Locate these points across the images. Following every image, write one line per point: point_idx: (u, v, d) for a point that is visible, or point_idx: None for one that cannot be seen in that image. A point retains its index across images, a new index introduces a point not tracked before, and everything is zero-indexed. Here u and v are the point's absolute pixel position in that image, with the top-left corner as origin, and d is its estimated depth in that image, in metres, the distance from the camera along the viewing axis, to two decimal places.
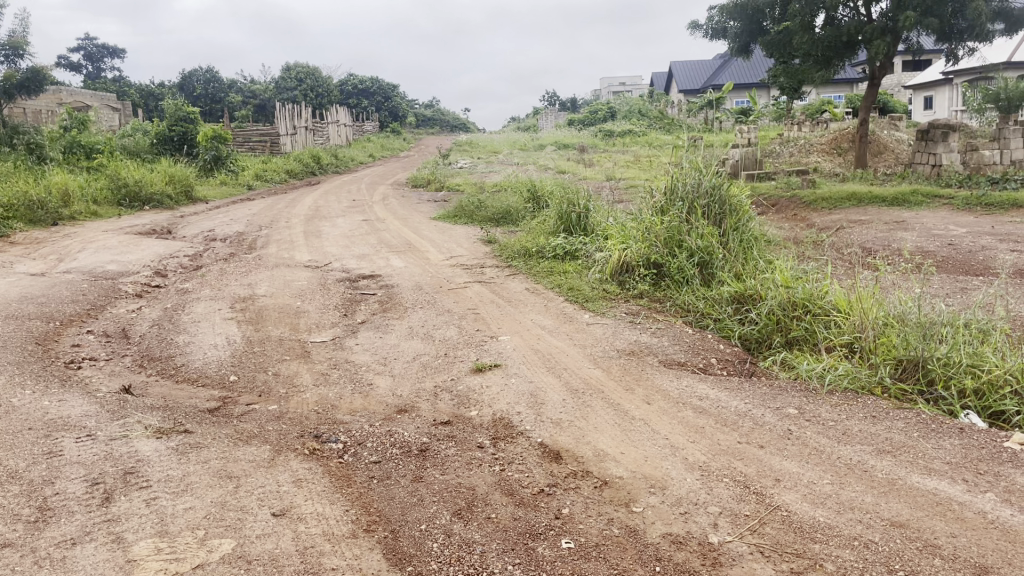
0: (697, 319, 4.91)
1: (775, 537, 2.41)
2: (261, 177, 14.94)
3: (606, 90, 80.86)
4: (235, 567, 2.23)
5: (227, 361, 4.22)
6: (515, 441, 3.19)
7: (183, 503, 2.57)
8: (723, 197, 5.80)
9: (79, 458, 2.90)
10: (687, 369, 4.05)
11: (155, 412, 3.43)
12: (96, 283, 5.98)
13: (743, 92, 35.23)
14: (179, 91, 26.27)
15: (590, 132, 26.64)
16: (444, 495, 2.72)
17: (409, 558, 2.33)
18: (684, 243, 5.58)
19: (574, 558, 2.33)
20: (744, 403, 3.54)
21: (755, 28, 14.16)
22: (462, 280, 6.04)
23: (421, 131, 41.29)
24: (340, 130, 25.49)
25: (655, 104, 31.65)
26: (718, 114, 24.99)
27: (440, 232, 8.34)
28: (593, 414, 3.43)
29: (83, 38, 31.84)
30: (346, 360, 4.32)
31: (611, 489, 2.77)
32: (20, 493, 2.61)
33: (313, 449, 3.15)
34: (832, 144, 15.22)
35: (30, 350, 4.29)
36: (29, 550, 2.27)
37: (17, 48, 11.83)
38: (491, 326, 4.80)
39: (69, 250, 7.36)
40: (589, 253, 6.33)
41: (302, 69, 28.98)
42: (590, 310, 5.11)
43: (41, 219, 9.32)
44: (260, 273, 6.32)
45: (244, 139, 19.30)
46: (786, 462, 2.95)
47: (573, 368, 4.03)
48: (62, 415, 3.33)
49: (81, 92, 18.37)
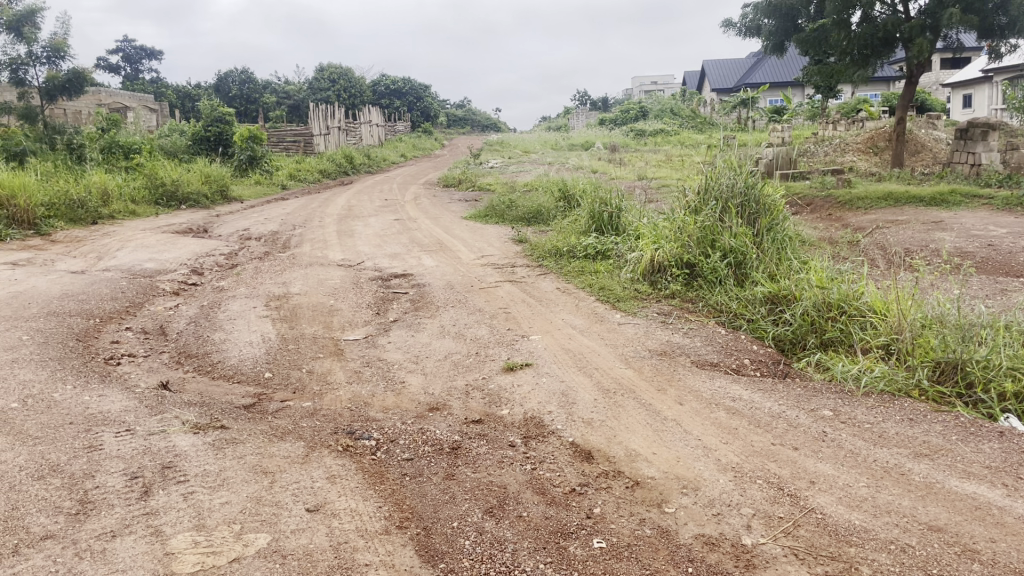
0: (730, 319, 4.87)
1: (810, 540, 2.39)
2: (295, 177, 15.09)
3: (636, 91, 80.58)
4: (271, 561, 2.26)
5: (262, 359, 4.27)
6: (547, 440, 3.20)
7: (219, 497, 2.61)
8: (758, 196, 5.72)
9: (119, 452, 2.95)
10: (720, 369, 4.03)
11: (192, 408, 3.49)
12: (135, 281, 6.07)
13: (776, 92, 34.93)
14: (215, 91, 26.54)
15: (622, 131, 26.53)
16: (477, 493, 2.73)
17: (442, 555, 2.34)
18: (718, 242, 5.53)
19: (605, 558, 2.33)
20: (779, 404, 3.51)
21: (789, 25, 14.17)
22: (493, 280, 6.03)
23: (452, 132, 41.41)
24: (372, 130, 25.64)
25: (687, 103, 31.46)
26: (752, 114, 24.73)
27: (472, 232, 8.33)
28: (625, 414, 3.42)
29: (121, 39, 32.38)
30: (379, 359, 4.34)
31: (644, 489, 2.76)
32: (61, 486, 2.67)
33: (346, 445, 3.18)
34: (868, 143, 15.01)
35: (71, 346, 4.37)
36: (70, 542, 2.32)
37: (58, 49, 12.02)
38: (522, 326, 4.79)
39: (108, 249, 7.47)
40: (621, 253, 6.30)
41: (336, 70, 29.23)
42: (621, 310, 5.10)
43: (81, 217, 9.51)
44: (294, 273, 6.35)
45: (279, 138, 19.65)
46: (821, 463, 2.93)
47: (605, 368, 4.01)
48: (102, 410, 3.40)
49: (121, 93, 18.72)
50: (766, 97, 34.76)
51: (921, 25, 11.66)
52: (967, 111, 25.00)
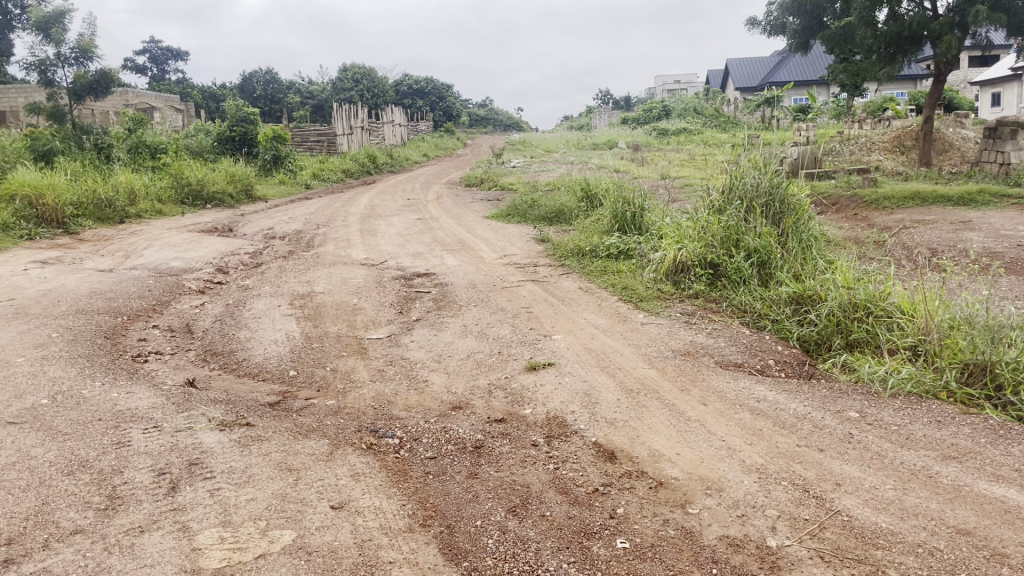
0: (754, 319, 4.84)
1: (837, 542, 2.37)
2: (318, 177, 15.19)
3: (659, 90, 80.29)
4: (297, 558, 2.28)
5: (287, 357, 4.30)
6: (570, 440, 3.19)
7: (245, 494, 2.63)
8: (783, 196, 5.69)
9: (146, 448, 2.99)
10: (744, 370, 4.00)
11: (218, 406, 3.52)
12: (162, 279, 6.14)
13: (801, 90, 34.62)
14: (239, 92, 26.78)
15: (644, 131, 26.43)
16: (500, 492, 2.73)
17: (465, 554, 2.35)
18: (743, 242, 5.50)
19: (629, 558, 2.32)
20: (804, 405, 3.49)
21: (814, 24, 14.14)
22: (516, 279, 6.03)
23: (474, 131, 41.48)
24: (395, 130, 25.75)
25: (711, 102, 31.27)
26: (777, 112, 24.56)
27: (494, 231, 8.34)
28: (648, 414, 3.41)
29: (147, 40, 32.77)
30: (402, 357, 4.36)
31: (667, 489, 2.75)
32: (90, 481, 2.71)
33: (370, 443, 3.20)
34: (894, 142, 14.83)
35: (99, 344, 4.43)
36: (99, 537, 2.35)
37: (86, 50, 12.18)
38: (545, 325, 4.79)
39: (136, 248, 7.57)
40: (644, 253, 6.27)
41: (359, 70, 29.41)
42: (644, 310, 5.08)
43: (109, 217, 9.62)
44: (318, 272, 6.39)
45: (302, 139, 19.79)
46: (847, 466, 2.90)
47: (628, 368, 4.00)
48: (130, 407, 3.44)
49: (147, 93, 18.96)
50: (791, 96, 34.51)
51: (949, 22, 11.51)
52: (996, 109, 24.66)
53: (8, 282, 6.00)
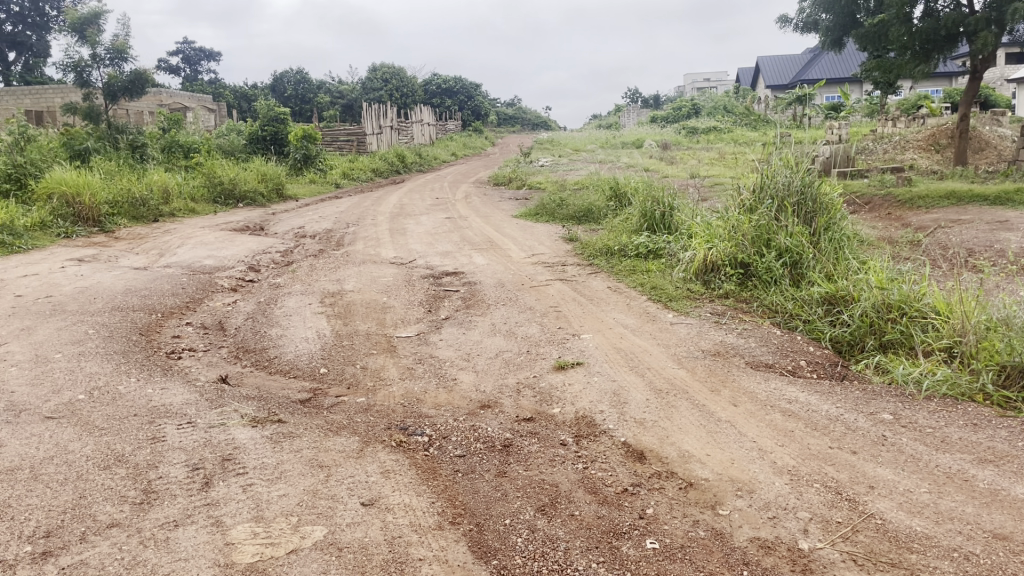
0: (786, 319, 4.79)
1: (870, 545, 2.35)
2: (348, 176, 15.32)
3: (689, 88, 79.84)
4: (328, 554, 2.30)
5: (318, 354, 4.35)
6: (599, 439, 3.19)
7: (277, 490, 2.66)
8: (815, 194, 5.62)
9: (180, 444, 3.03)
10: (775, 371, 3.97)
11: (251, 402, 3.57)
12: (195, 277, 6.23)
13: (833, 88, 34.20)
14: (270, 91, 27.07)
15: (674, 129, 26.27)
16: (529, 491, 2.73)
17: (494, 552, 2.35)
18: (774, 241, 5.45)
19: (659, 558, 2.31)
20: (836, 407, 3.45)
21: (847, 21, 13.99)
22: (544, 278, 6.04)
23: (502, 131, 41.57)
24: (424, 129, 25.86)
25: (742, 101, 31.02)
26: (808, 110, 24.29)
27: (522, 230, 8.35)
28: (678, 414, 3.40)
29: (180, 41, 33.24)
30: (431, 355, 4.38)
31: (697, 490, 2.74)
32: (126, 476, 2.75)
33: (400, 441, 3.22)
34: (929, 140, 14.57)
35: (134, 340, 4.50)
36: (135, 531, 2.39)
37: (120, 51, 12.38)
38: (573, 324, 4.79)
39: (169, 246, 7.69)
40: (674, 252, 6.23)
41: (388, 70, 29.59)
42: (673, 310, 5.05)
43: (143, 215, 9.77)
44: (348, 270, 6.44)
45: (332, 138, 19.95)
46: (881, 468, 2.86)
47: (657, 368, 3.99)
48: (165, 402, 3.50)
49: (181, 94, 19.25)
50: (823, 94, 34.12)
51: (986, 18, 11.25)
52: None
53: (47, 279, 6.13)
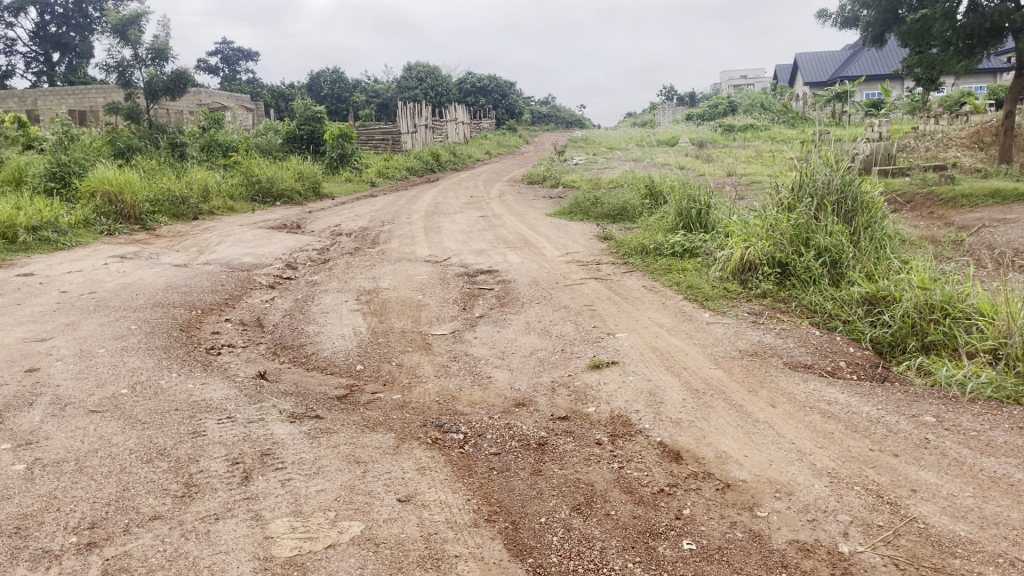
0: (825, 320, 4.72)
1: (912, 550, 2.31)
2: (383, 174, 15.43)
3: (726, 85, 79.13)
4: (364, 549, 2.32)
5: (354, 351, 4.38)
6: (634, 439, 3.17)
7: (315, 485, 2.69)
8: (855, 193, 5.54)
9: (221, 438, 3.08)
10: (814, 371, 3.92)
11: (289, 398, 3.61)
12: (234, 274, 6.32)
13: (873, 84, 33.68)
14: (307, 91, 27.39)
15: (711, 126, 26.06)
16: (564, 490, 2.73)
17: (530, 550, 2.35)
18: (813, 241, 5.37)
19: (695, 559, 2.30)
20: (877, 409, 3.39)
21: (889, 16, 13.85)
22: (579, 277, 6.02)
23: (536, 129, 41.60)
24: (458, 128, 25.96)
25: (779, 98, 30.64)
26: (848, 107, 23.92)
27: (557, 229, 8.35)
28: (714, 415, 3.37)
29: (219, 42, 33.75)
30: (465, 353, 4.40)
31: (735, 491, 2.71)
32: (168, 469, 2.80)
33: (435, 438, 3.23)
34: (973, 138, 14.23)
35: (176, 336, 4.58)
36: (177, 524, 2.43)
37: (161, 52, 12.59)
38: (608, 323, 4.77)
39: (209, 243, 7.80)
40: (711, 251, 6.17)
41: (423, 69, 29.73)
42: (710, 310, 5.01)
43: (184, 213, 9.92)
44: (384, 268, 6.49)
45: (368, 137, 20.13)
46: (924, 471, 2.81)
47: (694, 367, 3.95)
48: (205, 397, 3.55)
49: (220, 94, 19.54)
50: (863, 91, 33.61)
51: None
52: None
53: (91, 275, 6.26)
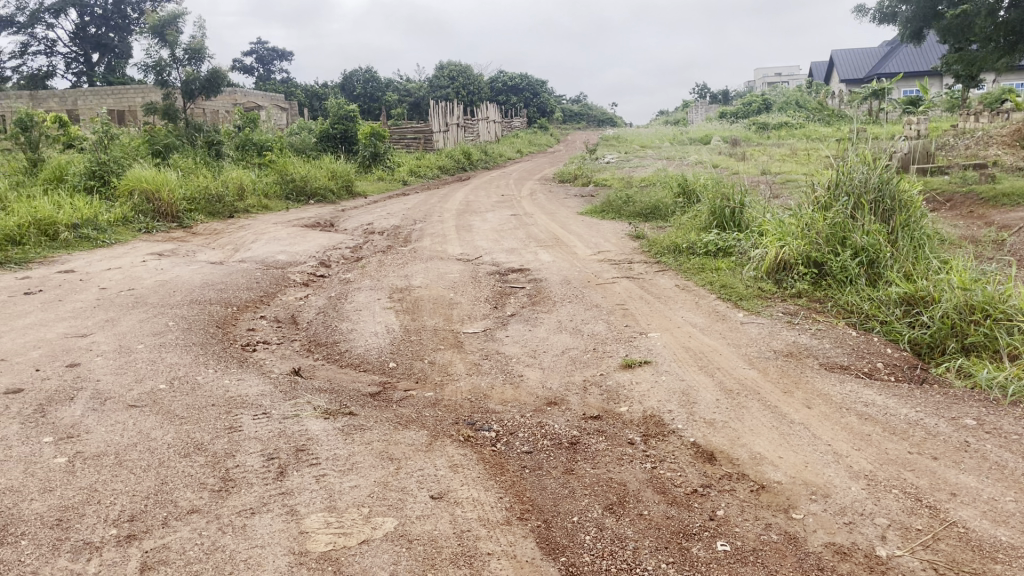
0: (861, 320, 4.66)
1: (951, 554, 2.27)
2: (415, 173, 15.51)
3: (761, 81, 78.36)
4: (397, 545, 2.33)
5: (387, 349, 4.41)
6: (667, 439, 3.16)
7: (349, 481, 2.71)
8: (893, 192, 5.45)
9: (256, 433, 3.12)
10: (850, 373, 3.86)
11: (323, 394, 3.64)
12: (269, 272, 6.39)
13: (911, 82, 33.11)
14: (340, 90, 27.61)
15: (745, 124, 25.81)
16: (596, 489, 2.72)
17: (562, 549, 2.35)
18: (850, 240, 5.30)
19: (730, 561, 2.28)
20: (916, 411, 3.34)
21: (928, 11, 13.70)
22: (610, 275, 6.01)
23: (568, 128, 41.47)
24: (490, 126, 26.00)
25: (815, 96, 30.26)
26: (885, 104, 23.54)
27: (589, 227, 8.33)
28: (749, 416, 3.34)
29: (254, 42, 34.15)
30: (497, 352, 4.40)
31: (769, 493, 2.68)
32: (205, 464, 2.84)
33: (467, 436, 3.24)
34: (1016, 135, 13.80)
35: (212, 332, 4.64)
36: (214, 517, 2.46)
37: (198, 52, 12.77)
38: (641, 322, 4.75)
39: (244, 241, 7.90)
40: (745, 251, 6.11)
41: (455, 68, 29.82)
42: (744, 309, 4.96)
43: (220, 211, 10.05)
44: (416, 266, 6.52)
45: (400, 136, 20.24)
46: (964, 475, 2.76)
47: (727, 367, 3.92)
48: (241, 393, 3.60)
49: (255, 93, 19.77)
50: (900, 88, 33.07)
51: None
52: None
53: (129, 272, 6.36)
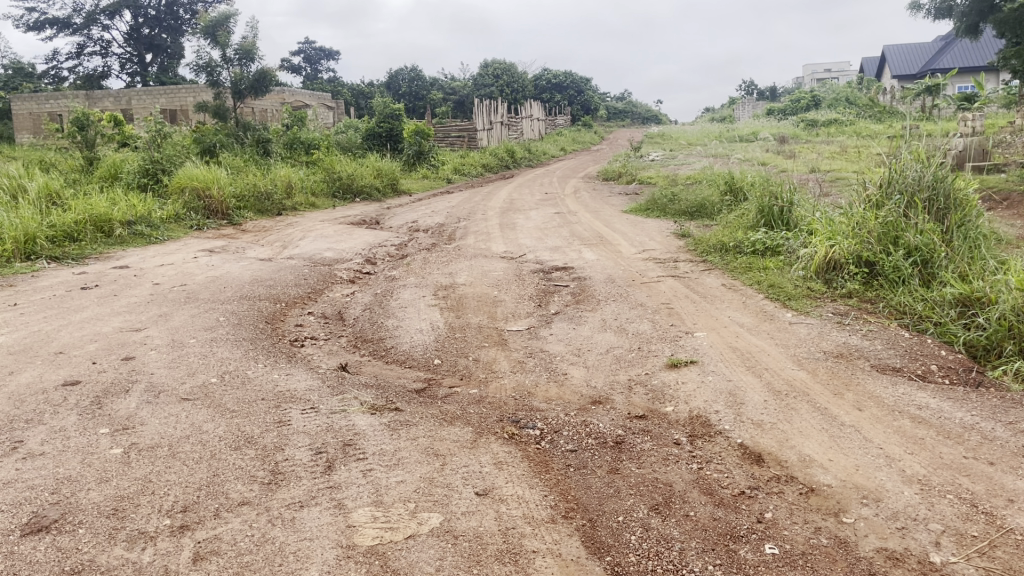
0: (914, 322, 4.55)
1: (1009, 562, 2.21)
2: (459, 171, 15.58)
3: (810, 77, 77.15)
4: (443, 541, 2.34)
5: (432, 346, 4.44)
6: (714, 440, 3.12)
7: (395, 476, 2.74)
8: (948, 191, 5.32)
9: (305, 428, 3.16)
10: (902, 375, 3.78)
11: (369, 390, 3.68)
12: (316, 269, 6.48)
13: (966, 77, 32.28)
14: (386, 89, 27.85)
15: (792, 121, 25.43)
16: (642, 489, 2.71)
17: (608, 548, 2.34)
18: (903, 239, 5.18)
19: (779, 564, 2.25)
20: (971, 415, 3.26)
21: (985, 5, 13.38)
22: (655, 274, 5.97)
23: (612, 125, 41.28)
24: (533, 124, 26.00)
25: (865, 92, 29.66)
26: (939, 101, 22.98)
27: (633, 226, 8.28)
28: (798, 417, 3.29)
29: (302, 42, 34.61)
30: (542, 350, 4.40)
31: (819, 496, 2.64)
32: (255, 457, 2.89)
33: (512, 433, 3.25)
34: None
35: (261, 328, 4.72)
36: (264, 509, 2.51)
37: (248, 52, 13.00)
38: (687, 321, 4.71)
39: (292, 238, 8.02)
40: (793, 249, 6.01)
41: (500, 66, 29.87)
42: (792, 309, 4.89)
43: (268, 209, 10.21)
44: (460, 264, 6.54)
45: (445, 134, 20.34)
46: (1022, 481, 2.68)
47: (776, 368, 3.87)
48: (290, 388, 3.65)
49: (303, 92, 20.04)
50: (954, 84, 32.27)
51: None
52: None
53: (182, 268, 6.50)
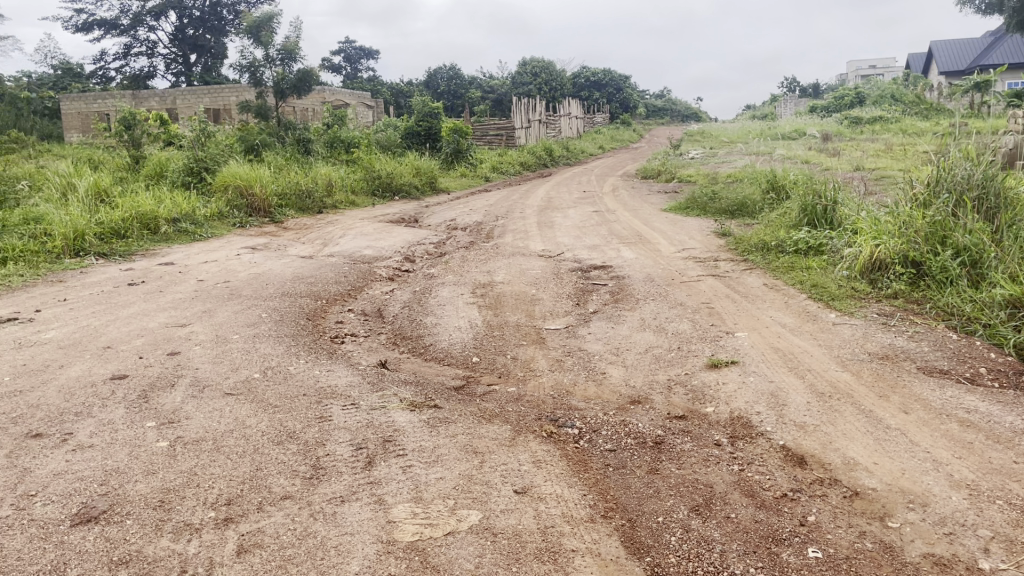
0: (963, 323, 4.44)
1: None
2: (497, 169, 15.60)
3: (853, 74, 75.84)
4: (482, 538, 2.35)
5: (470, 343, 4.45)
6: (756, 441, 3.09)
7: (434, 473, 2.75)
8: (998, 190, 5.19)
9: (345, 423, 3.19)
10: (950, 378, 3.69)
11: (409, 387, 3.71)
12: (356, 266, 6.53)
13: (1016, 73, 31.48)
14: (425, 88, 28.01)
15: (835, 119, 25.03)
16: (682, 490, 2.68)
17: (647, 549, 2.33)
18: (951, 239, 5.05)
19: (822, 569, 2.21)
20: (1022, 419, 3.17)
21: None
22: (695, 273, 5.92)
23: (651, 122, 41.00)
24: (572, 122, 25.94)
25: (911, 88, 29.09)
26: (988, 97, 22.43)
27: (673, 224, 8.22)
28: (842, 420, 3.23)
29: (343, 41, 34.96)
30: (580, 349, 4.39)
31: (863, 500, 2.59)
32: (297, 452, 2.93)
33: (550, 432, 3.24)
34: None
35: (303, 324, 4.78)
36: (306, 503, 2.54)
37: (290, 52, 13.17)
38: (727, 321, 4.66)
39: (333, 236, 8.10)
40: (837, 248, 5.91)
41: (538, 64, 29.84)
42: (836, 310, 4.81)
43: (308, 207, 10.33)
44: (499, 262, 6.55)
45: (483, 132, 20.38)
46: None
47: (819, 369, 3.81)
48: (331, 384, 3.69)
49: (343, 91, 20.22)
50: (1004, 80, 31.49)
51: None
52: None
53: (225, 265, 6.61)
